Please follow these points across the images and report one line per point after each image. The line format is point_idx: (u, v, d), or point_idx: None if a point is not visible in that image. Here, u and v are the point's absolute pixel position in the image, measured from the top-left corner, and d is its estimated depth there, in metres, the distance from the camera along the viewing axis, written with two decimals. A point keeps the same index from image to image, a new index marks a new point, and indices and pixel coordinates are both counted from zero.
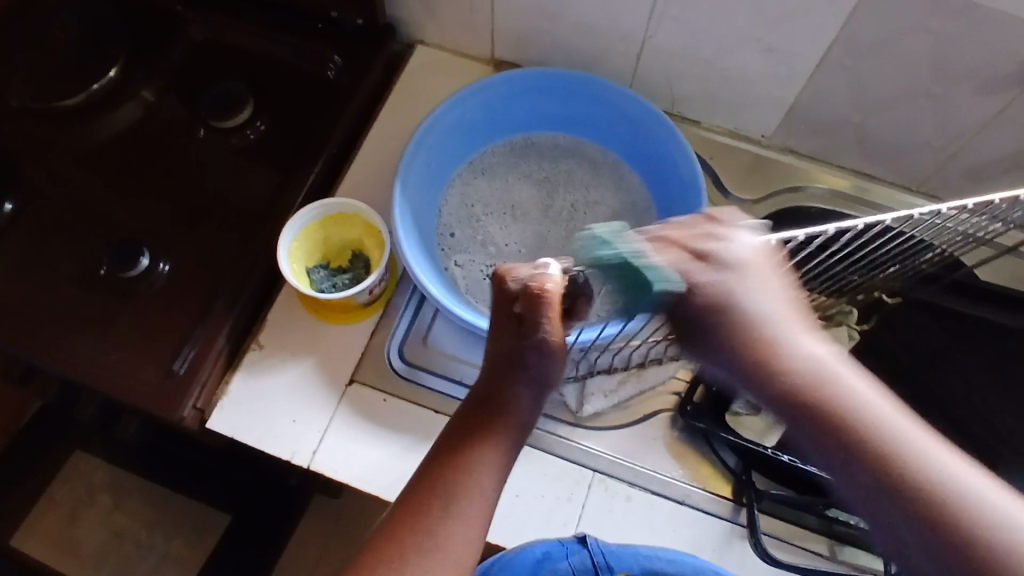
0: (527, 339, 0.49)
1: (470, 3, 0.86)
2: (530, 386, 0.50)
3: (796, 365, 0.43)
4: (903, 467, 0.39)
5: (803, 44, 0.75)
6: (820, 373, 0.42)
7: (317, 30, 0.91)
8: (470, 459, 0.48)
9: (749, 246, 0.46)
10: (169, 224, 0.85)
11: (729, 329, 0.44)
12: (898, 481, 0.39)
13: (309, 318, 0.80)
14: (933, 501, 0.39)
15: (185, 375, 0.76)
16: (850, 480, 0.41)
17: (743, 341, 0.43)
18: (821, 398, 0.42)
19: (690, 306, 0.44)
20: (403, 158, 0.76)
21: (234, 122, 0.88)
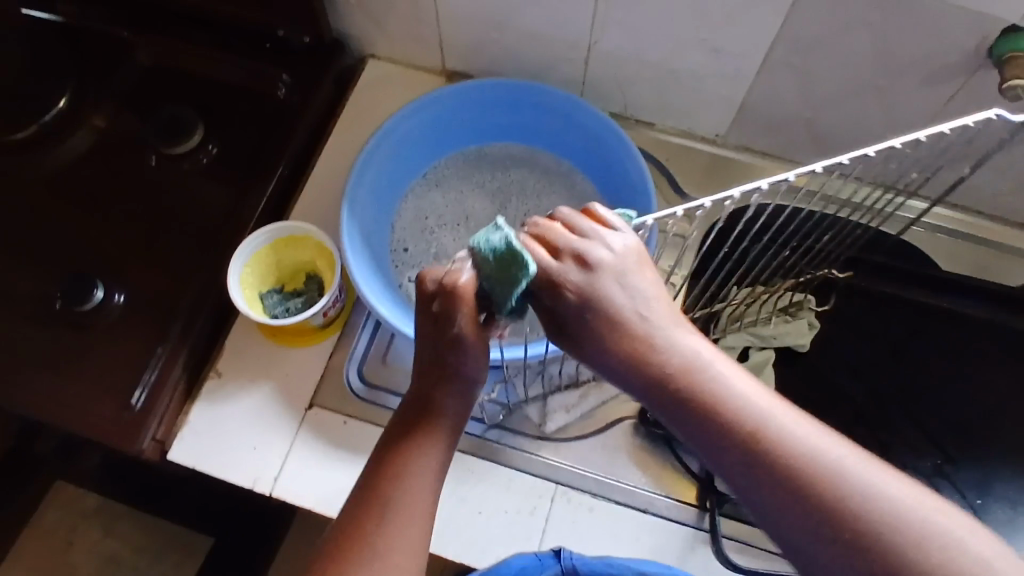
0: (444, 337, 0.44)
1: (416, 16, 0.86)
2: (458, 386, 0.46)
3: (660, 358, 0.40)
4: (767, 465, 0.38)
5: (746, 43, 0.74)
6: (690, 367, 0.40)
7: (265, 49, 0.91)
8: (404, 464, 0.45)
9: (677, 236, 0.43)
10: (123, 253, 0.84)
11: (594, 324, 0.41)
12: (774, 481, 0.38)
13: (266, 343, 0.80)
14: (816, 497, 0.37)
15: (142, 408, 0.75)
16: (727, 474, 0.40)
17: (601, 330, 0.41)
18: (689, 393, 0.40)
19: (562, 305, 0.42)
20: (349, 178, 0.76)
21: (185, 147, 0.88)
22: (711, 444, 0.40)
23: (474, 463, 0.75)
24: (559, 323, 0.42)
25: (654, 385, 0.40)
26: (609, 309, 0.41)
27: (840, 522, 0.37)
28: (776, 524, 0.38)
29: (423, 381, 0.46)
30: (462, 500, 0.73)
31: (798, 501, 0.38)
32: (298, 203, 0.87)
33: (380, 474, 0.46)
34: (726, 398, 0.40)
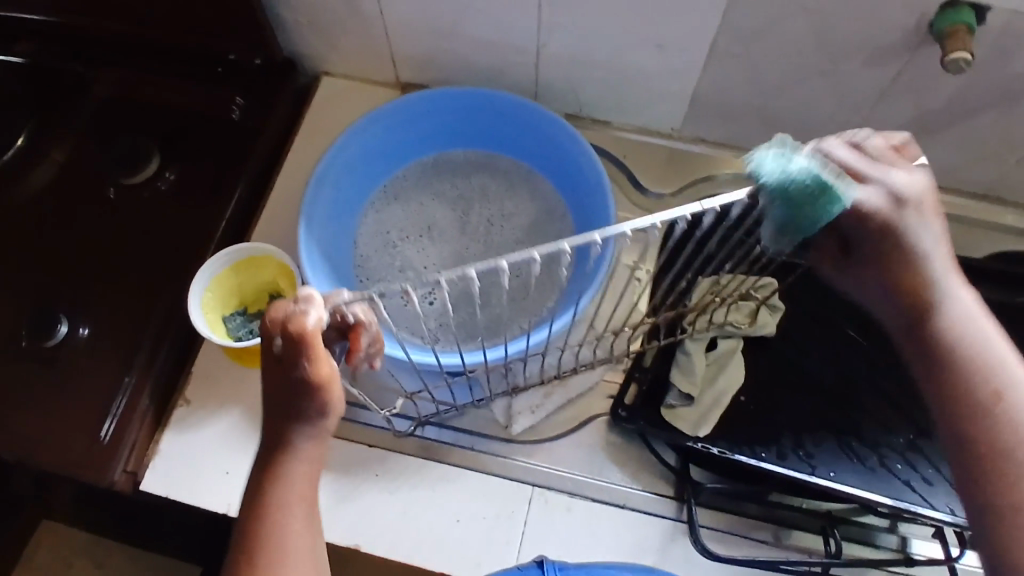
0: (295, 363, 0.44)
1: (366, 32, 0.86)
2: (305, 428, 0.45)
3: (941, 310, 0.44)
4: (980, 411, 0.42)
5: (691, 38, 0.75)
6: (937, 304, 0.45)
7: (217, 73, 0.90)
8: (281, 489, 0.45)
9: (907, 172, 0.46)
10: (86, 286, 0.84)
11: (900, 279, 0.45)
12: (974, 414, 0.42)
13: (234, 366, 0.80)
14: (990, 444, 0.42)
15: (110, 440, 0.75)
16: (939, 405, 0.44)
17: (894, 271, 0.45)
18: (954, 342, 0.44)
19: (864, 228, 0.45)
20: (306, 194, 0.75)
21: (144, 175, 0.88)
22: (942, 378, 0.44)
23: (448, 471, 0.74)
24: (856, 241, 0.46)
25: (948, 335, 0.44)
26: (920, 254, 0.45)
27: (1003, 473, 0.41)
28: (962, 459, 0.42)
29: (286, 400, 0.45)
30: (437, 509, 0.73)
31: (986, 441, 0.42)
32: (260, 225, 0.87)
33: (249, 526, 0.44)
34: (982, 355, 0.44)
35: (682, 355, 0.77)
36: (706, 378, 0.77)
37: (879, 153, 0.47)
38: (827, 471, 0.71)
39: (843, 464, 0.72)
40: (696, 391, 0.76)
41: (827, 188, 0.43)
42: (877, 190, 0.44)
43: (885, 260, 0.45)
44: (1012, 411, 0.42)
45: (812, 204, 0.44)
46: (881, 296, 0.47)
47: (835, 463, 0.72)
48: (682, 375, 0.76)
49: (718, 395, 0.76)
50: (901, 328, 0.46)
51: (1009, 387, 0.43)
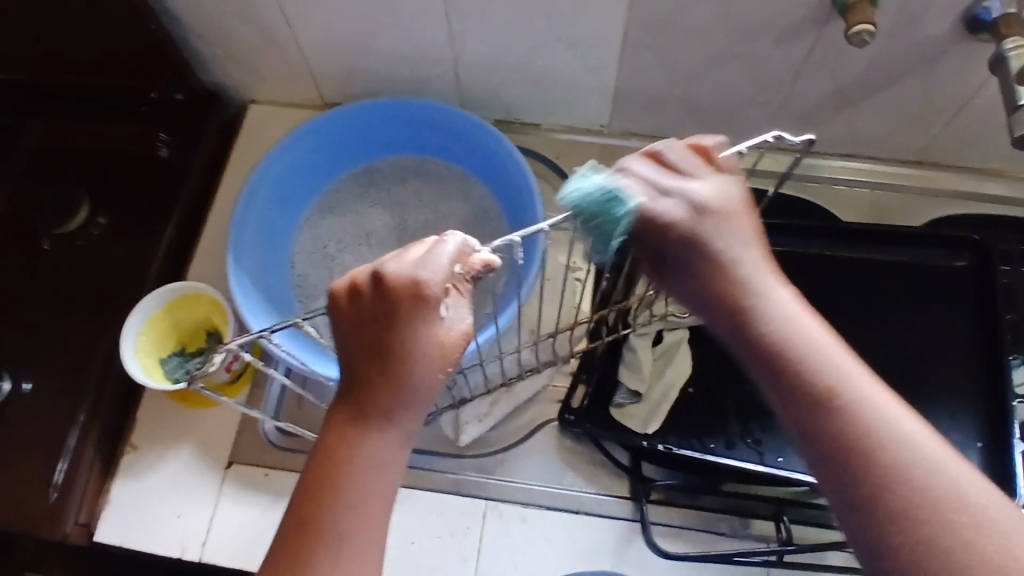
0: (423, 315, 0.43)
1: (282, 57, 0.85)
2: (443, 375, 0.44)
3: (748, 315, 0.42)
4: (815, 428, 0.39)
5: (601, 34, 0.74)
6: (755, 290, 0.43)
7: (140, 112, 0.90)
8: (368, 434, 0.42)
9: (714, 182, 0.46)
10: (25, 340, 0.83)
11: (696, 267, 0.44)
12: (819, 432, 0.39)
13: (178, 407, 0.79)
14: (868, 441, 0.38)
15: (58, 495, 0.74)
16: (804, 426, 0.39)
17: (704, 267, 0.44)
18: (812, 349, 0.40)
19: (664, 238, 0.44)
20: (231, 222, 0.75)
21: (74, 223, 0.86)
22: (785, 398, 0.40)
23: (399, 493, 0.74)
24: (654, 253, 0.45)
25: (753, 347, 0.42)
26: (725, 260, 0.44)
27: (899, 481, 0.36)
28: (849, 466, 0.38)
29: (374, 346, 0.43)
30: (391, 532, 0.72)
31: (864, 447, 0.37)
32: (197, 262, 0.86)
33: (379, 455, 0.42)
34: (835, 369, 0.40)
35: (627, 352, 0.77)
36: (653, 372, 0.77)
37: (681, 163, 0.47)
38: (775, 458, 0.71)
39: (790, 449, 0.72)
40: (644, 387, 0.75)
41: (613, 202, 0.44)
42: (675, 202, 0.44)
43: (719, 270, 0.43)
44: (867, 412, 0.38)
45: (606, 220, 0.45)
46: (689, 297, 0.46)
47: (782, 448, 0.72)
48: (630, 372, 0.76)
49: (666, 389, 0.75)
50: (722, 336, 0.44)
51: (843, 381, 0.39)
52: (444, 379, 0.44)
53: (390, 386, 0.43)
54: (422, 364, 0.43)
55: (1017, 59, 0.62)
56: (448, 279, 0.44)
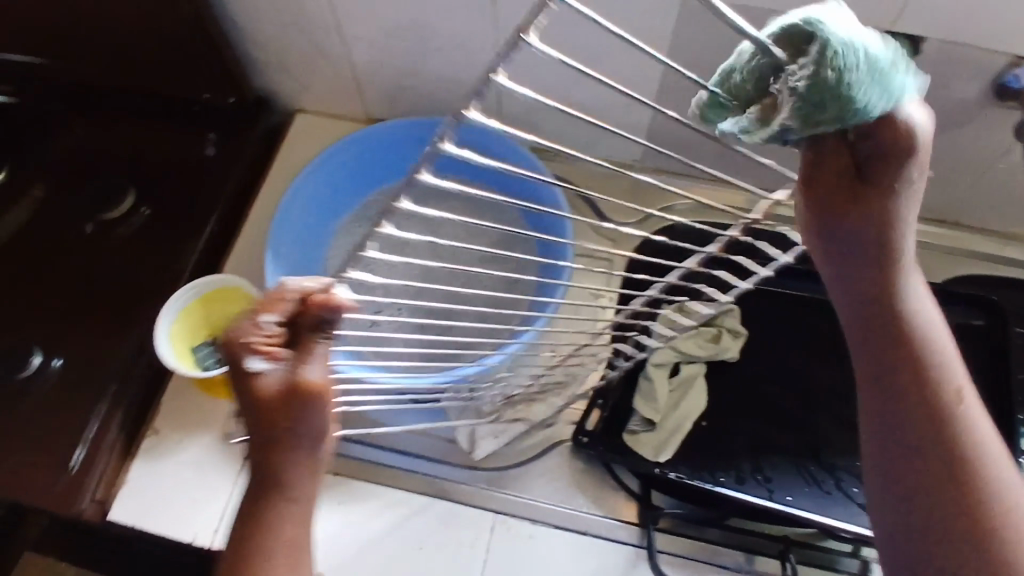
0: (241, 364, 0.41)
1: (333, 70, 0.89)
2: (313, 432, 0.43)
3: (907, 300, 0.46)
4: (941, 425, 0.45)
5: (641, 71, 0.77)
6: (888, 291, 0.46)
7: (191, 112, 0.93)
8: (273, 490, 0.44)
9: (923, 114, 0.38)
10: (61, 319, 0.85)
11: (873, 243, 0.44)
12: (930, 437, 0.45)
13: (202, 396, 0.81)
14: (935, 442, 0.45)
15: (78, 469, 0.75)
16: (905, 424, 0.46)
17: (885, 222, 0.43)
18: (911, 355, 0.46)
19: (877, 152, 0.39)
20: (272, 216, 0.78)
21: (118, 211, 0.89)
22: (900, 405, 0.46)
23: (410, 499, 0.75)
24: (841, 190, 0.43)
25: (895, 338, 0.46)
26: (891, 249, 0.44)
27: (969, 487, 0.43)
28: (921, 479, 0.44)
29: (249, 408, 0.42)
30: (399, 537, 0.73)
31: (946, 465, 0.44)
32: (232, 259, 0.89)
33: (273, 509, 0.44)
34: (938, 369, 0.46)
35: (644, 383, 0.79)
36: (669, 404, 0.79)
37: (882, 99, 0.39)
38: (784, 496, 0.72)
39: (800, 488, 0.73)
40: (659, 417, 0.77)
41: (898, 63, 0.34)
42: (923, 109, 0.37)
43: (883, 268, 0.46)
44: (955, 423, 0.45)
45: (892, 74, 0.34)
46: (839, 281, 0.48)
47: (793, 487, 0.73)
48: (645, 402, 0.78)
49: (679, 421, 0.77)
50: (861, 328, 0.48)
51: (964, 388, 0.46)
52: (316, 426, 0.43)
53: (274, 433, 0.43)
54: (300, 414, 0.42)
55: None
56: (276, 333, 0.42)
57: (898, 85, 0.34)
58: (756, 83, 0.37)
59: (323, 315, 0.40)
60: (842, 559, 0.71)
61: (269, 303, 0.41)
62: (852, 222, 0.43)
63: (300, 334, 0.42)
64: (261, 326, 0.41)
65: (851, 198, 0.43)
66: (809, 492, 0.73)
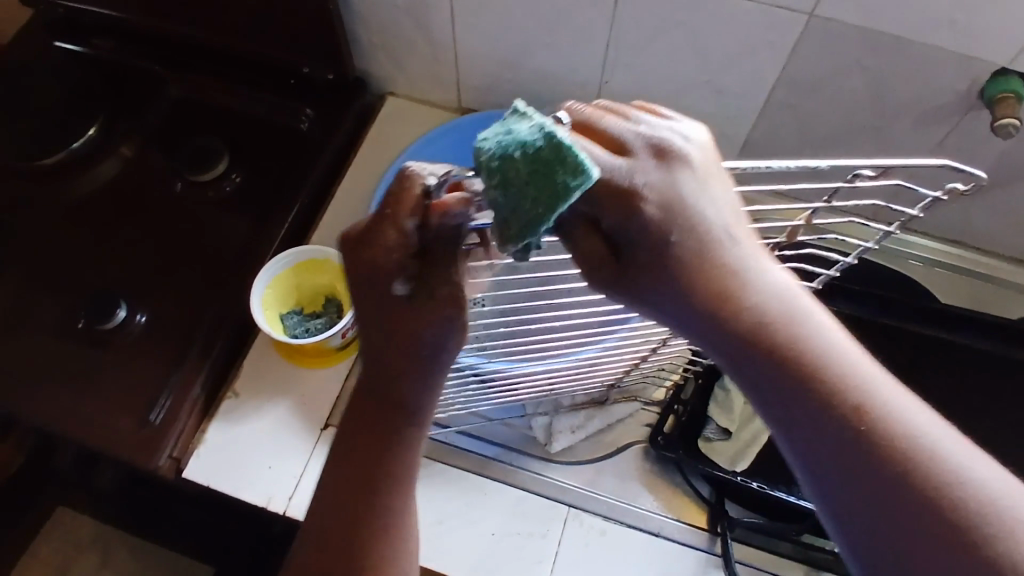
0: (383, 233, 0.42)
1: (436, 57, 0.90)
2: (425, 383, 0.47)
3: (746, 305, 0.40)
4: (861, 438, 0.38)
5: (749, 86, 0.78)
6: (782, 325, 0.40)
7: (289, 85, 0.95)
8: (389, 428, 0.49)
9: (673, 167, 0.41)
10: (147, 276, 0.86)
11: (694, 266, 0.40)
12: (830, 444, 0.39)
13: (283, 363, 0.82)
14: (868, 459, 0.38)
15: (161, 424, 0.76)
16: (817, 445, 0.39)
17: (694, 274, 0.40)
18: (788, 377, 0.39)
19: (729, 219, 0.44)
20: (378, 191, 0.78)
21: (210, 174, 0.91)
22: (811, 415, 0.39)
23: (485, 484, 0.76)
24: (704, 232, 0.44)
25: (775, 364, 0.40)
26: (711, 263, 0.40)
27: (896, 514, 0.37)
28: (844, 488, 0.39)
29: (382, 333, 0.45)
30: (473, 521, 0.74)
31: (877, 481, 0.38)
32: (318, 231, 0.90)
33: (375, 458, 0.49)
34: (841, 387, 0.39)
35: (720, 391, 0.79)
36: (745, 415, 0.78)
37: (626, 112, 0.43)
38: None
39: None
40: (733, 426, 0.78)
41: (564, 159, 0.36)
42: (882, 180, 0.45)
43: (698, 277, 0.40)
44: (893, 435, 0.38)
45: (546, 178, 0.36)
46: (672, 316, 0.42)
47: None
48: (720, 410, 0.78)
49: (755, 432, 0.77)
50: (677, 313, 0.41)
51: (876, 398, 0.39)
52: (430, 325, 0.44)
53: (405, 350, 0.45)
54: (431, 326, 0.44)
55: None
56: (407, 239, 0.42)
57: (563, 176, 0.36)
58: (535, 177, 0.36)
59: (449, 219, 0.41)
60: None
61: (403, 202, 0.41)
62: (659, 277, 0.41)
63: (434, 241, 0.42)
64: (393, 236, 0.42)
65: (624, 271, 0.42)
66: None
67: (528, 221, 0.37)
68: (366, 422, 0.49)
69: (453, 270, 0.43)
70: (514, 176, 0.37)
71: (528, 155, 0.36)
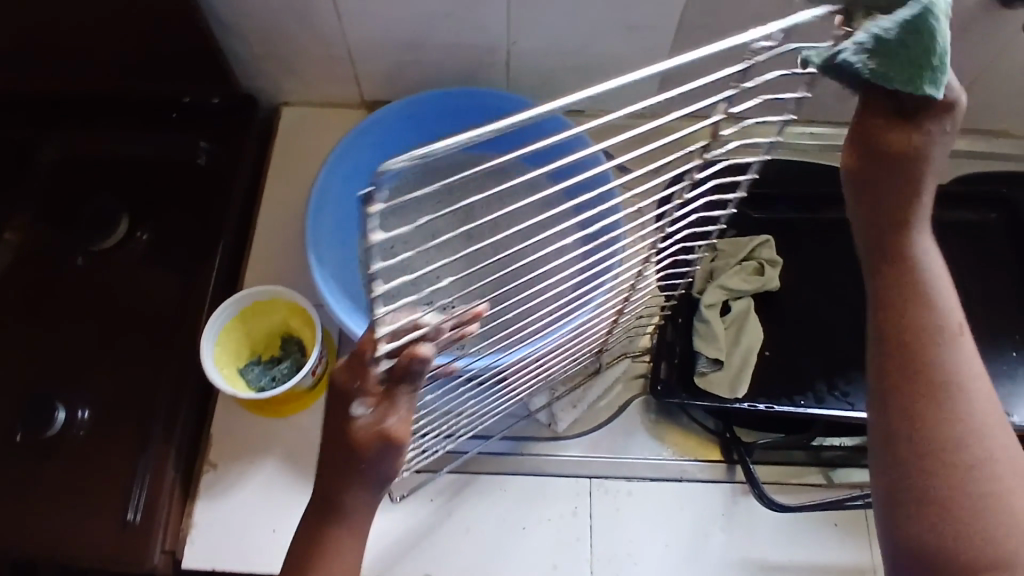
0: (359, 377, 0.44)
1: (327, 55, 0.84)
2: (377, 488, 0.48)
3: (922, 249, 0.43)
4: (924, 363, 0.42)
5: (660, 17, 0.77)
6: (903, 215, 0.42)
7: (173, 120, 0.85)
8: (335, 526, 0.49)
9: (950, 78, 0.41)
10: (76, 366, 0.78)
11: (897, 170, 0.41)
12: (894, 365, 0.43)
13: (256, 418, 0.76)
14: (915, 373, 0.42)
15: (142, 522, 0.69)
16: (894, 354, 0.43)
17: (905, 174, 0.41)
18: (890, 299, 0.43)
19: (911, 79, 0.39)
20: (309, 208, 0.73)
21: (113, 239, 0.82)
22: (906, 322, 0.43)
23: (503, 480, 0.74)
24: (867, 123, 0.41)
25: (905, 287, 0.43)
26: (890, 143, 0.40)
27: (917, 444, 0.42)
28: (888, 386, 0.43)
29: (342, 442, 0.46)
30: (500, 520, 0.72)
31: (914, 392, 0.42)
32: (253, 271, 0.83)
33: (322, 548, 0.49)
34: (946, 319, 0.42)
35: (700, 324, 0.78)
36: (729, 341, 0.78)
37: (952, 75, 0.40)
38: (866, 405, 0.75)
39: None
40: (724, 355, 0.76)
41: (940, 70, 0.36)
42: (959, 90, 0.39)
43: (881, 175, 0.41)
44: (937, 351, 0.42)
45: (917, 62, 0.36)
46: (863, 199, 0.43)
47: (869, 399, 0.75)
48: (706, 342, 0.77)
49: (744, 354, 0.77)
50: (858, 184, 0.43)
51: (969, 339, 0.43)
52: (377, 454, 0.46)
53: (347, 466, 0.47)
54: (372, 454, 0.46)
55: None
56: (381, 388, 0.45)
57: (931, 76, 0.36)
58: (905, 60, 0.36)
59: (408, 370, 0.43)
60: None
61: (368, 344, 0.44)
62: (854, 159, 0.42)
63: (392, 388, 0.45)
64: (360, 371, 0.44)
65: (873, 157, 0.41)
66: None
67: (885, 63, 0.36)
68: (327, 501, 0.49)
69: (401, 407, 0.45)
70: (914, 37, 0.35)
71: (921, 40, 0.35)
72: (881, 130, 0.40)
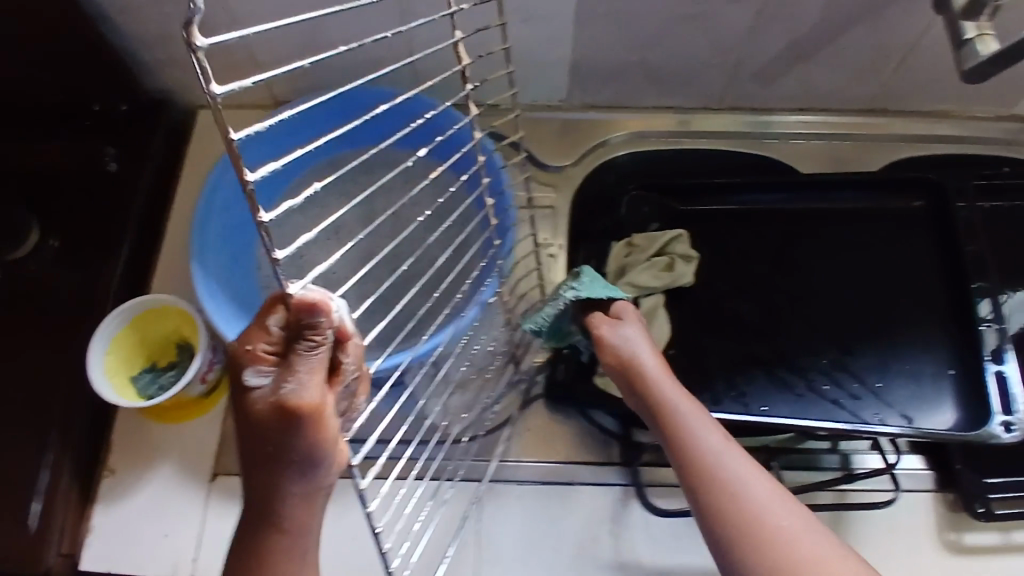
0: (249, 343, 0.38)
1: (227, 56, 0.83)
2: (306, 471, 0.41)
3: (637, 347, 0.65)
4: (720, 508, 0.55)
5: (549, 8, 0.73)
6: (636, 370, 0.63)
7: (85, 127, 0.86)
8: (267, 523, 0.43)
9: None
10: None
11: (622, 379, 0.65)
12: (693, 484, 0.57)
13: (153, 424, 0.77)
14: (707, 483, 0.56)
15: (38, 528, 0.70)
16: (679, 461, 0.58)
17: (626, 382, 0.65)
18: (664, 423, 0.61)
19: None
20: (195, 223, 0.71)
21: (24, 247, 0.83)
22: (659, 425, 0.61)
23: (394, 485, 0.73)
24: None
25: (657, 412, 0.61)
26: (608, 338, 0.65)
27: (738, 560, 0.53)
28: (700, 499, 0.56)
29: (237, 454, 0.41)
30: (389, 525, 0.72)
31: (710, 496, 0.55)
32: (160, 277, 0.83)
33: (266, 532, 0.43)
34: (692, 418, 0.59)
35: None
36: None
37: None
38: (761, 407, 0.72)
39: (776, 397, 0.72)
40: None
41: None
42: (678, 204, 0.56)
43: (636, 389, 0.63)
44: (707, 469, 0.56)
45: None
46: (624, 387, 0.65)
47: (770, 398, 0.72)
48: None
49: None
50: (614, 371, 0.65)
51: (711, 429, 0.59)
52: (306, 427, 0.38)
53: (259, 452, 0.40)
54: (282, 431, 0.38)
55: (981, 45, 0.61)
56: (274, 339, 0.38)
57: None
58: None
59: (306, 321, 0.35)
60: (824, 456, 0.73)
61: (269, 305, 0.38)
62: (608, 352, 0.65)
63: (290, 347, 0.37)
64: (264, 336, 0.38)
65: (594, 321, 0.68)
66: (787, 399, 0.72)
67: None
68: (263, 477, 0.42)
69: (314, 368, 0.37)
70: None
71: None
72: (603, 331, 0.66)
